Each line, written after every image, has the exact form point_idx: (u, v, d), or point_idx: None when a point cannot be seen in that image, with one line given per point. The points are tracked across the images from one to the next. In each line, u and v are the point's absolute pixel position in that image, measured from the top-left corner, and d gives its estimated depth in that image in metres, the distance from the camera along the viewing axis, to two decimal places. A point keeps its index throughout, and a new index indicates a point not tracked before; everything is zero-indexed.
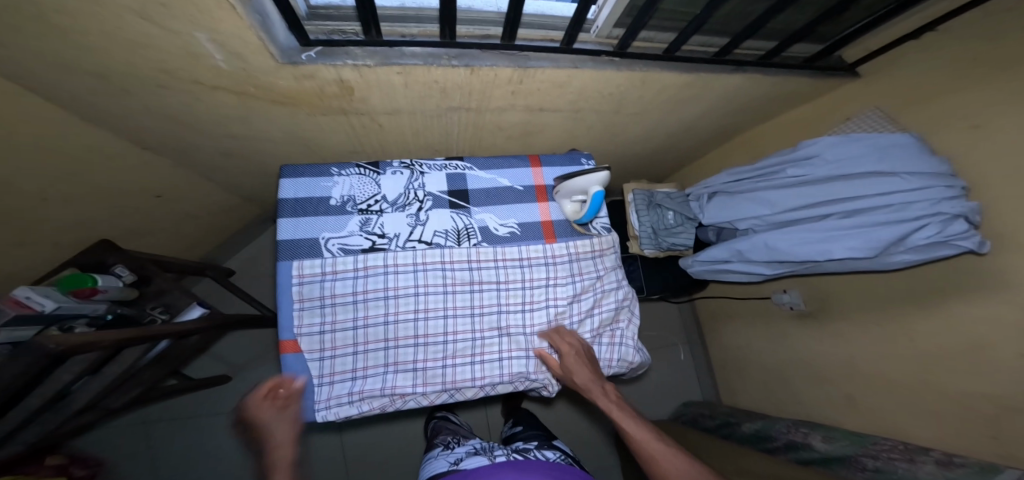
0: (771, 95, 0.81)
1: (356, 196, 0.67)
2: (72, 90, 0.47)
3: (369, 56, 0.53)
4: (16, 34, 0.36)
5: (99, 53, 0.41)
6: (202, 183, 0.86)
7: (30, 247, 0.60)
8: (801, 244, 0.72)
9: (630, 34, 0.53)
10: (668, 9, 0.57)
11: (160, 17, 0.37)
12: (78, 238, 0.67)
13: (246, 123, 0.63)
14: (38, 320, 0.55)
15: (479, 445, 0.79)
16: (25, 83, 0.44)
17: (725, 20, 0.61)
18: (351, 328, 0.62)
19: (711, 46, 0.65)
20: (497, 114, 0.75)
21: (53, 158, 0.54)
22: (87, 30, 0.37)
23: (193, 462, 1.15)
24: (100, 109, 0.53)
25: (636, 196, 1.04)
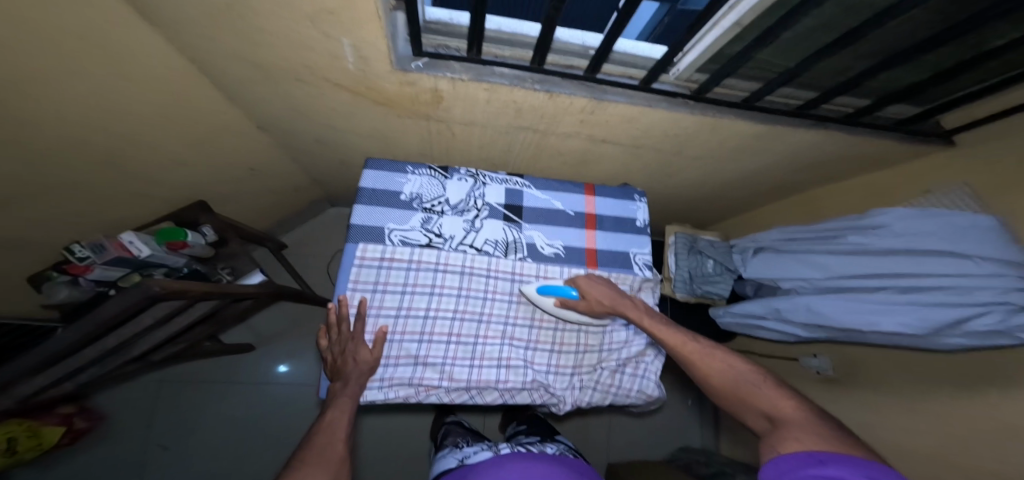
0: (833, 161, 0.82)
1: (423, 195, 0.72)
2: (229, 71, 0.60)
3: (465, 71, 0.61)
4: (218, 24, 0.48)
5: (263, 45, 0.52)
6: (285, 162, 0.96)
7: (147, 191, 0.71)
8: (847, 313, 0.70)
9: (710, 81, 0.57)
10: (760, 60, 0.59)
11: (324, 23, 0.48)
12: (183, 189, 0.78)
13: (345, 114, 0.73)
14: (132, 264, 0.64)
15: (489, 444, 0.79)
16: (201, 59, 0.56)
17: (816, 74, 0.62)
18: (393, 315, 0.65)
19: (794, 98, 0.66)
20: (560, 138, 0.79)
21: (186, 118, 0.65)
22: (264, 26, 0.48)
23: (193, 420, 1.17)
24: (242, 87, 0.65)
25: (677, 240, 1.04)
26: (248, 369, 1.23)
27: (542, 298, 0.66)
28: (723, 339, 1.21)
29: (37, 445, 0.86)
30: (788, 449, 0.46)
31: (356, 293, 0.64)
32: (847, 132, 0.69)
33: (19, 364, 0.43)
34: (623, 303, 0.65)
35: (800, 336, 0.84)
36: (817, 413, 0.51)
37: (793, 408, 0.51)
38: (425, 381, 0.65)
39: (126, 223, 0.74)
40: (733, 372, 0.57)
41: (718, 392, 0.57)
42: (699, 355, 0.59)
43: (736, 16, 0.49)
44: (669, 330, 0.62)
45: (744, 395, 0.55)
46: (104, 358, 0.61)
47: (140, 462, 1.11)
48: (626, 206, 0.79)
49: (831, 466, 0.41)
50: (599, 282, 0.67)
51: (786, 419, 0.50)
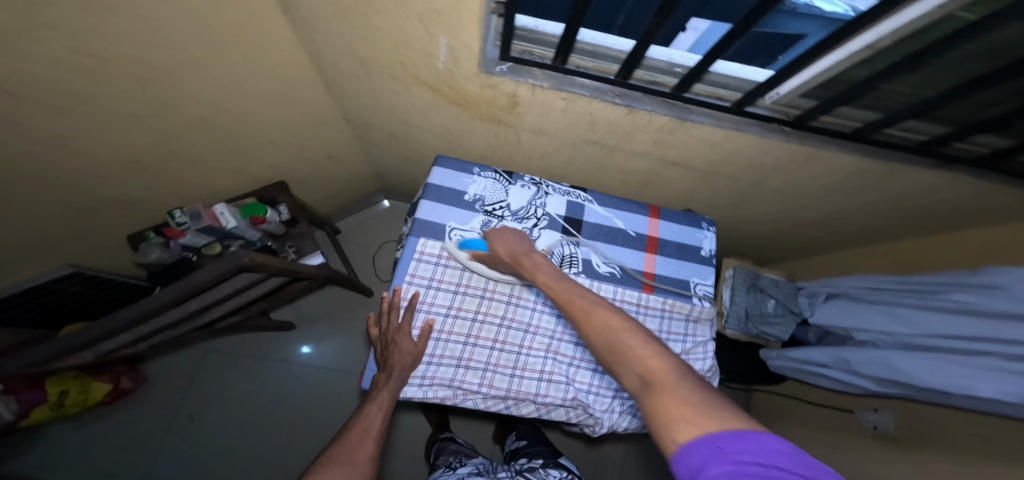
0: (929, 210, 0.75)
1: (486, 198, 0.72)
2: (330, 63, 0.64)
3: (547, 78, 0.62)
4: (336, 21, 0.52)
5: (368, 41, 0.56)
6: (355, 154, 1.01)
7: (235, 168, 0.77)
8: (932, 373, 0.61)
9: (824, 106, 0.54)
10: (884, 91, 0.53)
11: (431, 22, 0.50)
12: (266, 171, 0.85)
13: (420, 112, 0.77)
14: (217, 233, 0.71)
15: (482, 467, 0.79)
16: (307, 51, 0.61)
17: (949, 113, 0.55)
18: (443, 314, 0.64)
19: (914, 132, 0.59)
20: (628, 156, 0.78)
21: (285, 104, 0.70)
22: (377, 25, 0.52)
23: (221, 391, 1.22)
24: (336, 79, 0.69)
25: (735, 274, 0.99)
26: (278, 347, 1.28)
27: (458, 252, 0.65)
28: (773, 385, 1.12)
29: (83, 402, 1.00)
30: (681, 436, 0.30)
31: (411, 287, 0.65)
32: (965, 176, 0.63)
33: (119, 319, 0.48)
34: (525, 259, 0.58)
35: (870, 390, 0.76)
36: (698, 375, 0.37)
37: (665, 363, 0.39)
38: (465, 385, 0.63)
39: (217, 195, 0.81)
40: (607, 325, 0.46)
41: (597, 351, 0.47)
42: (585, 308, 0.50)
43: (868, 43, 0.41)
44: (561, 285, 0.54)
45: (613, 354, 0.43)
46: (182, 322, 0.67)
47: (168, 427, 1.16)
48: (691, 234, 0.76)
49: (743, 455, 0.26)
50: (507, 236, 0.62)
51: (660, 378, 0.37)
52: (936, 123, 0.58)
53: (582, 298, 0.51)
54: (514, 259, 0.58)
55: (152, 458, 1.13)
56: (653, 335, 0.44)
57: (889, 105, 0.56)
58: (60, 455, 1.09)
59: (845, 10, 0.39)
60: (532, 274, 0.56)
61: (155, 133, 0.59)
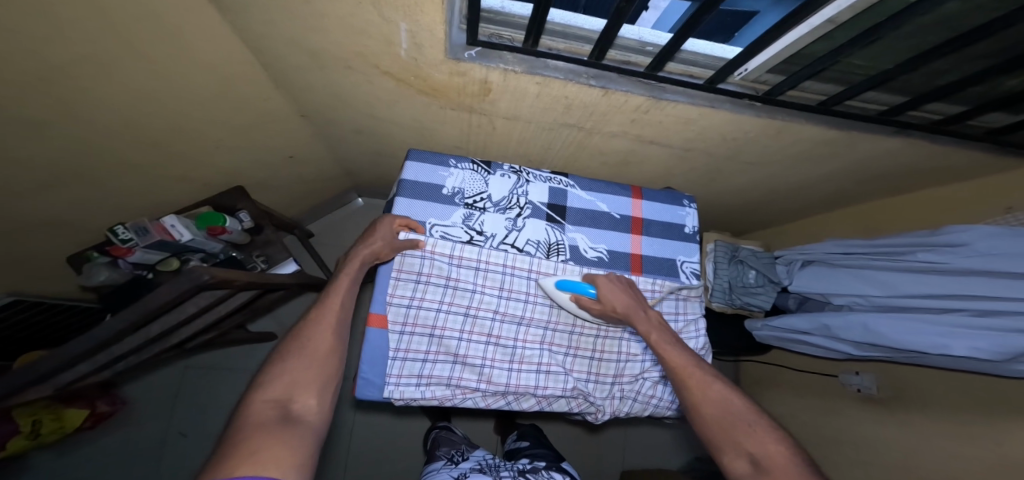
0: (894, 176, 0.77)
1: (466, 190, 0.70)
2: (282, 58, 0.59)
3: (518, 63, 0.60)
4: (283, 11, 0.47)
5: (321, 32, 0.52)
6: (323, 151, 0.96)
7: (188, 175, 0.72)
8: (907, 333, 0.64)
9: (785, 83, 0.53)
10: (847, 64, 0.53)
11: (387, 7, 0.46)
12: (227, 178, 0.80)
13: (387, 104, 0.73)
14: (172, 247, 0.65)
15: (484, 462, 0.80)
16: (255, 46, 0.56)
17: (908, 79, 0.56)
18: (435, 309, 0.62)
19: (875, 104, 0.60)
20: (606, 138, 0.77)
21: (238, 106, 0.65)
22: (329, 13, 0.48)
23: (207, 406, 1.19)
24: (291, 74, 0.64)
25: (716, 248, 1.00)
26: (259, 358, 1.23)
27: (558, 290, 0.62)
28: (755, 352, 1.16)
29: (60, 428, 0.90)
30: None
31: (400, 283, 0.62)
32: (926, 141, 0.65)
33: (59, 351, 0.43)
34: (639, 316, 0.60)
35: (850, 354, 0.80)
36: (801, 457, 0.49)
37: (778, 449, 0.49)
38: (464, 383, 0.62)
39: (175, 206, 0.76)
40: (720, 403, 0.53)
41: (698, 418, 0.54)
42: (699, 380, 0.55)
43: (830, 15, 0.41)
44: (674, 349, 0.58)
45: (728, 434, 0.51)
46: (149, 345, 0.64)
47: (159, 448, 1.14)
48: (674, 212, 0.76)
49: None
50: (621, 287, 0.62)
51: (775, 465, 0.47)
52: (895, 94, 0.59)
53: (696, 368, 0.56)
54: (627, 316, 0.59)
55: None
56: (763, 413, 0.53)
57: (850, 79, 0.57)
58: None
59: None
60: (645, 332, 0.59)
61: (92, 143, 0.54)
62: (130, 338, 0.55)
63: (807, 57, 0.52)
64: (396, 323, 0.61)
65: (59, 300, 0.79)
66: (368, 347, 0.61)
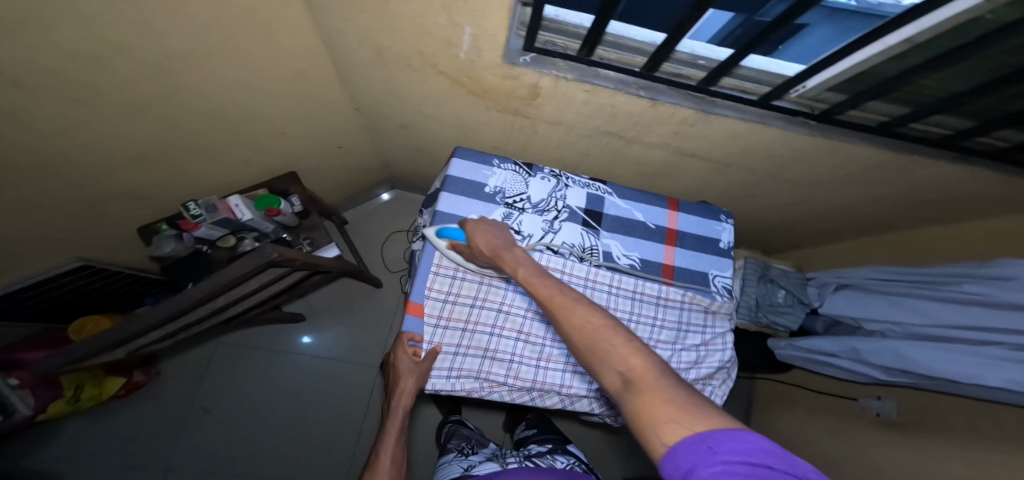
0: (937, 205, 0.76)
1: (506, 190, 0.72)
2: (348, 54, 0.63)
3: (570, 70, 0.62)
4: (360, 10, 0.50)
5: (390, 31, 0.55)
6: (366, 144, 1.00)
7: (249, 157, 0.76)
8: (938, 362, 0.63)
9: (850, 102, 0.54)
10: (918, 87, 0.53)
11: (457, 11, 0.49)
12: (282, 165, 0.84)
13: (436, 103, 0.76)
14: (233, 225, 0.70)
15: (493, 454, 0.81)
16: (327, 42, 0.60)
17: (984, 104, 0.54)
18: (469, 304, 0.65)
19: (943, 127, 0.59)
20: (646, 148, 0.78)
21: (303, 97, 0.69)
22: (401, 15, 0.51)
23: (230, 383, 1.21)
24: (354, 70, 0.67)
25: (747, 265, 0.98)
26: (284, 338, 1.27)
27: (437, 240, 0.62)
28: (777, 373, 1.14)
29: (98, 395, 1.00)
30: (668, 436, 0.28)
31: (438, 275, 0.65)
32: (979, 171, 0.64)
33: (147, 318, 0.49)
34: (506, 252, 0.55)
35: (877, 379, 0.78)
36: (673, 370, 0.35)
37: (649, 362, 0.35)
38: (491, 377, 0.64)
39: (232, 187, 0.81)
40: (587, 322, 0.42)
41: (574, 349, 0.42)
42: (563, 305, 0.46)
43: (908, 35, 0.40)
44: (542, 279, 0.51)
45: (595, 352, 0.39)
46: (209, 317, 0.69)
47: (180, 421, 1.16)
48: (710, 226, 0.76)
49: (727, 454, 0.24)
50: (487, 228, 0.59)
51: (644, 378, 0.34)
52: (963, 118, 0.58)
53: (561, 293, 0.47)
54: (495, 254, 0.56)
55: (163, 452, 1.12)
56: (625, 326, 0.40)
57: (915, 100, 0.56)
58: (66, 446, 1.08)
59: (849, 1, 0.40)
60: (513, 268, 0.54)
61: (174, 123, 0.58)
62: (198, 311, 0.59)
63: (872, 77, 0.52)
64: (431, 316, 0.63)
65: (131, 272, 0.87)
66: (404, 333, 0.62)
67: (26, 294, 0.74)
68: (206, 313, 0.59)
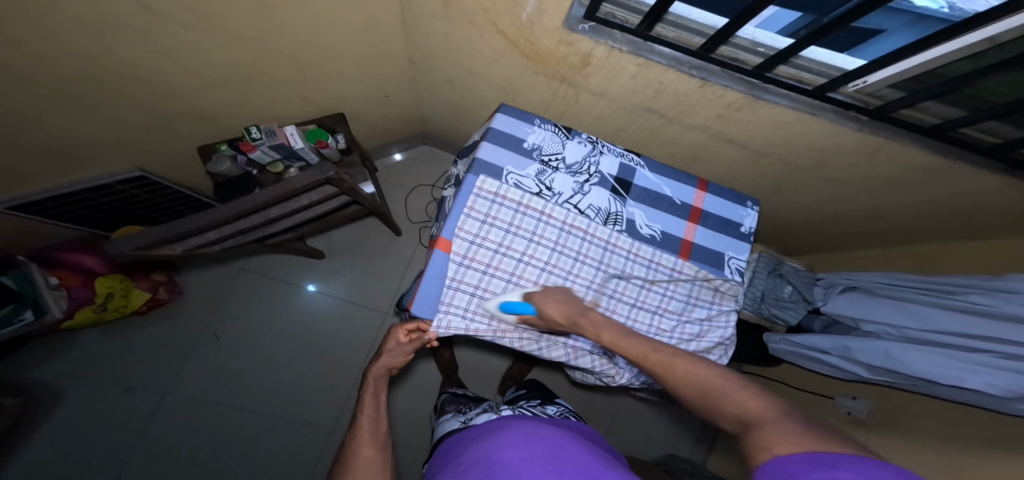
0: (955, 223, 0.79)
1: (543, 148, 0.74)
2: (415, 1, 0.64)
3: (625, 43, 0.62)
4: None
5: None
6: (409, 94, 1.02)
7: (303, 90, 0.79)
8: (925, 364, 0.68)
9: (906, 100, 0.56)
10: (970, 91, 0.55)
11: None
12: (331, 104, 0.87)
13: (487, 59, 0.78)
14: (285, 151, 0.76)
15: (489, 407, 0.84)
16: None
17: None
18: (493, 249, 0.68)
19: (992, 135, 0.61)
20: (683, 129, 0.80)
21: (364, 39, 0.71)
22: None
23: (245, 312, 1.27)
24: (417, 17, 0.69)
25: (759, 260, 1.06)
26: (301, 274, 1.33)
27: (504, 313, 0.66)
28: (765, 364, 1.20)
29: (122, 307, 1.03)
30: (781, 450, 0.33)
31: (468, 220, 0.67)
32: (1002, 190, 0.67)
33: (222, 212, 0.60)
34: (582, 320, 0.61)
35: (861, 377, 0.84)
36: (789, 407, 0.39)
37: (767, 404, 0.40)
38: (505, 323, 0.69)
39: (281, 118, 0.84)
40: (694, 374, 0.48)
41: (687, 400, 0.48)
42: (663, 363, 0.51)
43: (991, 35, 0.42)
44: (630, 340, 0.57)
45: (707, 400, 0.45)
46: (250, 233, 0.76)
47: (196, 339, 1.22)
48: (735, 210, 0.79)
49: (846, 471, 0.27)
50: (553, 295, 0.62)
51: (760, 417, 0.38)
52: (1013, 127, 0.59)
53: (658, 352, 0.53)
54: (574, 322, 0.61)
55: (178, 364, 1.19)
56: (738, 374, 0.46)
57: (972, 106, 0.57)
58: (93, 347, 1.16)
59: (940, 6, 0.41)
60: (596, 334, 0.60)
61: (244, 47, 0.60)
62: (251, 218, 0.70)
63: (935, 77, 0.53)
64: (457, 253, 0.67)
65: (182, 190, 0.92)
66: (431, 266, 0.67)
67: (79, 195, 0.79)
68: (260, 221, 0.69)
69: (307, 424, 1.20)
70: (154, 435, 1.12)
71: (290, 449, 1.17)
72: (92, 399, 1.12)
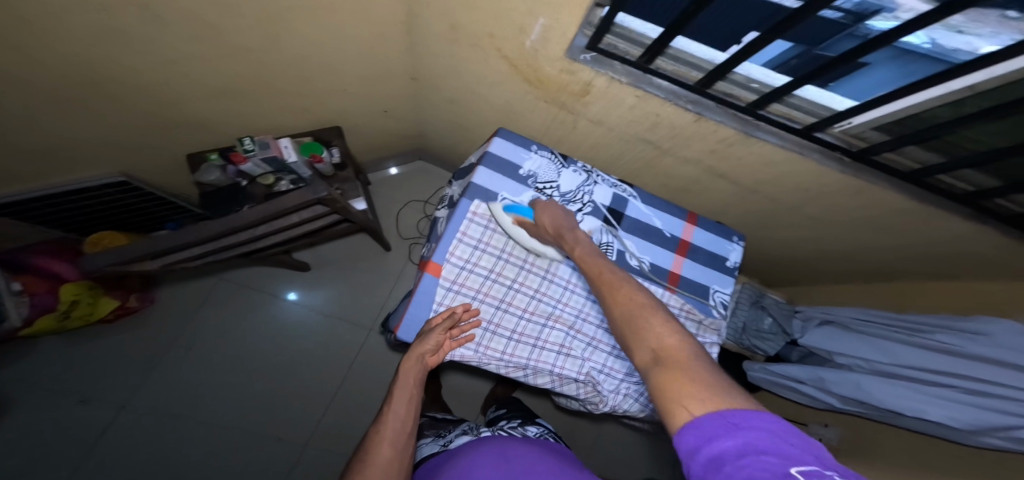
0: (924, 265, 0.83)
1: (539, 176, 0.75)
2: (421, 22, 0.66)
3: (626, 74, 0.64)
4: None
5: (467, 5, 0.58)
6: (408, 113, 1.03)
7: (301, 104, 0.79)
8: (895, 396, 0.69)
9: (889, 144, 0.58)
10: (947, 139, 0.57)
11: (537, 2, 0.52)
12: (329, 119, 0.87)
13: (490, 83, 0.79)
14: (277, 164, 0.74)
15: (467, 428, 0.79)
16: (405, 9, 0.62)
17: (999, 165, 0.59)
18: (484, 275, 0.68)
19: (964, 182, 0.64)
20: (677, 161, 0.82)
21: (367, 58, 0.72)
22: None
23: (219, 323, 1.22)
24: (423, 39, 0.71)
25: (744, 291, 1.12)
26: (284, 286, 1.29)
27: (503, 214, 0.67)
28: (748, 392, 1.20)
29: (87, 316, 0.97)
30: (695, 409, 0.29)
31: (460, 244, 0.67)
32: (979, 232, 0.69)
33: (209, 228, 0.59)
34: (567, 233, 0.59)
35: (834, 408, 0.84)
36: (708, 352, 0.37)
37: (683, 345, 0.37)
38: (491, 350, 0.68)
39: (276, 129, 0.83)
40: (630, 301, 0.45)
41: (612, 322, 0.46)
42: (609, 283, 0.50)
43: (972, 82, 0.44)
44: (595, 260, 0.54)
45: (631, 326, 0.42)
46: (236, 247, 0.74)
47: (166, 348, 1.16)
48: (722, 245, 0.80)
49: (755, 434, 0.25)
50: (554, 209, 0.63)
51: (673, 357, 0.36)
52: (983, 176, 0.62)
53: (612, 273, 0.51)
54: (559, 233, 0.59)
55: (142, 375, 1.12)
56: (669, 311, 0.42)
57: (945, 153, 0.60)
58: (51, 354, 1.09)
59: (922, 42, 0.43)
60: (571, 247, 0.58)
61: (243, 58, 0.60)
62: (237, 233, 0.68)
63: (912, 125, 0.56)
64: (447, 277, 0.66)
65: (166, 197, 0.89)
66: (419, 289, 0.66)
67: (52, 198, 0.75)
68: (247, 238, 0.67)
69: (275, 442, 1.13)
70: (107, 452, 1.04)
71: (253, 471, 1.10)
72: (42, 410, 1.04)
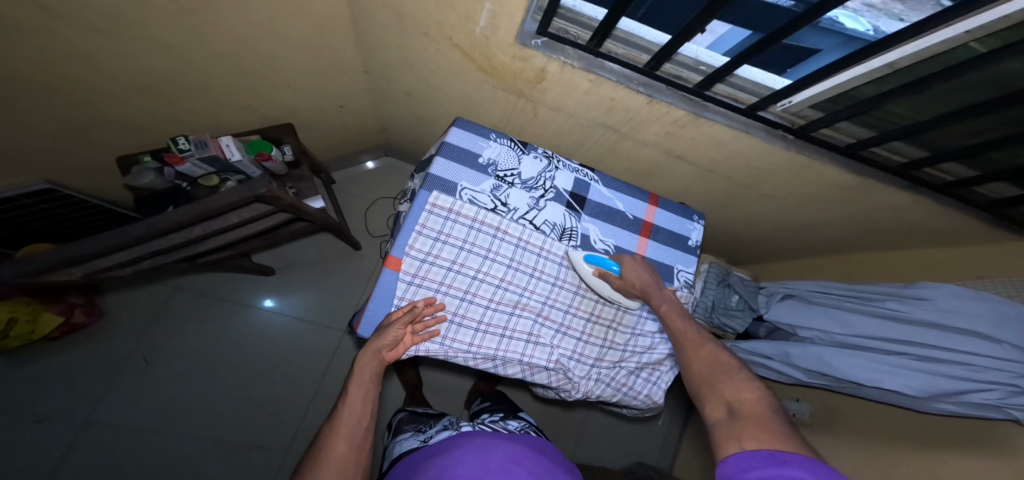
0: (873, 237, 0.87)
1: (499, 163, 0.73)
2: (365, 12, 0.63)
3: (577, 58, 0.64)
4: None
5: None
6: (366, 106, 0.99)
7: (245, 100, 0.75)
8: (855, 367, 0.70)
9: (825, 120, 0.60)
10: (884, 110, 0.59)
11: None
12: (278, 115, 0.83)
13: (445, 73, 0.77)
14: (219, 164, 0.71)
15: (450, 421, 0.78)
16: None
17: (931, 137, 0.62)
18: (446, 267, 0.66)
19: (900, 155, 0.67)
20: (637, 144, 0.83)
21: (312, 50, 0.69)
22: None
23: (180, 334, 1.16)
24: (370, 29, 0.68)
25: (709, 270, 1.07)
26: (250, 293, 1.24)
27: (583, 264, 0.68)
28: None
29: (28, 334, 0.91)
30: (748, 445, 0.37)
31: (420, 236, 0.65)
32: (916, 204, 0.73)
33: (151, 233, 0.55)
34: (653, 291, 0.66)
35: (801, 382, 0.85)
36: (782, 410, 0.43)
37: (757, 400, 0.44)
38: (457, 342, 0.67)
39: (219, 127, 0.78)
40: (714, 359, 0.53)
41: (692, 375, 0.54)
42: (695, 343, 0.57)
43: (890, 61, 0.46)
44: (684, 321, 0.61)
45: (712, 384, 0.49)
46: (177, 250, 0.70)
47: (123, 365, 1.10)
48: (683, 224, 0.82)
49: (794, 467, 0.32)
50: (639, 265, 0.68)
51: (745, 409, 0.43)
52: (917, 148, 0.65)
53: (697, 334, 0.58)
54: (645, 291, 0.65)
55: (98, 395, 1.06)
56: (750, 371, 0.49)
57: (882, 128, 0.62)
58: None
59: (865, 30, 0.44)
60: (658, 305, 0.65)
61: (172, 53, 0.56)
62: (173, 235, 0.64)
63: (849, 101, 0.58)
64: (407, 272, 0.65)
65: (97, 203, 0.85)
66: (380, 286, 0.64)
67: None
68: (180, 241, 0.64)
69: (250, 452, 1.10)
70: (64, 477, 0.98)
71: None
72: None
